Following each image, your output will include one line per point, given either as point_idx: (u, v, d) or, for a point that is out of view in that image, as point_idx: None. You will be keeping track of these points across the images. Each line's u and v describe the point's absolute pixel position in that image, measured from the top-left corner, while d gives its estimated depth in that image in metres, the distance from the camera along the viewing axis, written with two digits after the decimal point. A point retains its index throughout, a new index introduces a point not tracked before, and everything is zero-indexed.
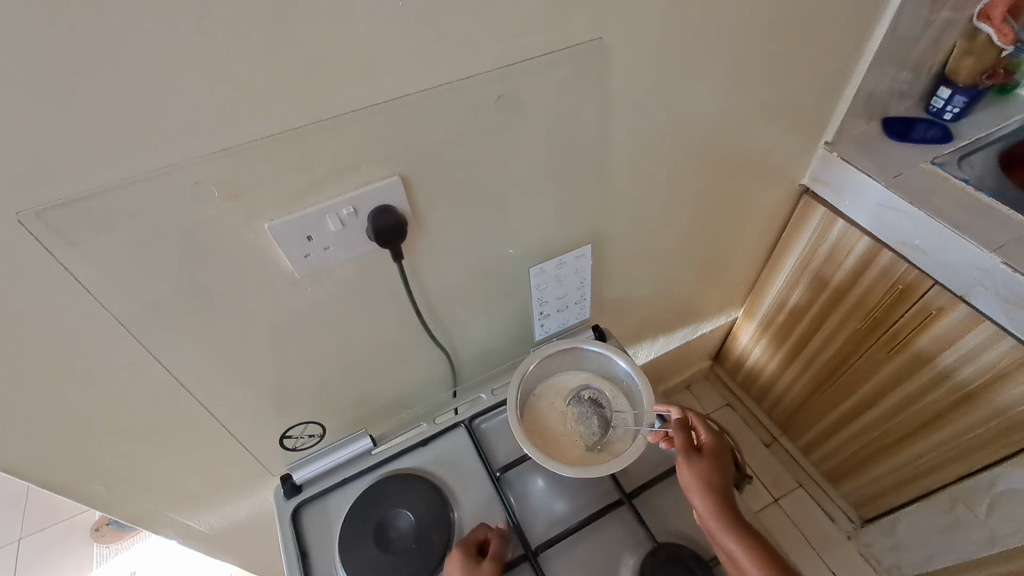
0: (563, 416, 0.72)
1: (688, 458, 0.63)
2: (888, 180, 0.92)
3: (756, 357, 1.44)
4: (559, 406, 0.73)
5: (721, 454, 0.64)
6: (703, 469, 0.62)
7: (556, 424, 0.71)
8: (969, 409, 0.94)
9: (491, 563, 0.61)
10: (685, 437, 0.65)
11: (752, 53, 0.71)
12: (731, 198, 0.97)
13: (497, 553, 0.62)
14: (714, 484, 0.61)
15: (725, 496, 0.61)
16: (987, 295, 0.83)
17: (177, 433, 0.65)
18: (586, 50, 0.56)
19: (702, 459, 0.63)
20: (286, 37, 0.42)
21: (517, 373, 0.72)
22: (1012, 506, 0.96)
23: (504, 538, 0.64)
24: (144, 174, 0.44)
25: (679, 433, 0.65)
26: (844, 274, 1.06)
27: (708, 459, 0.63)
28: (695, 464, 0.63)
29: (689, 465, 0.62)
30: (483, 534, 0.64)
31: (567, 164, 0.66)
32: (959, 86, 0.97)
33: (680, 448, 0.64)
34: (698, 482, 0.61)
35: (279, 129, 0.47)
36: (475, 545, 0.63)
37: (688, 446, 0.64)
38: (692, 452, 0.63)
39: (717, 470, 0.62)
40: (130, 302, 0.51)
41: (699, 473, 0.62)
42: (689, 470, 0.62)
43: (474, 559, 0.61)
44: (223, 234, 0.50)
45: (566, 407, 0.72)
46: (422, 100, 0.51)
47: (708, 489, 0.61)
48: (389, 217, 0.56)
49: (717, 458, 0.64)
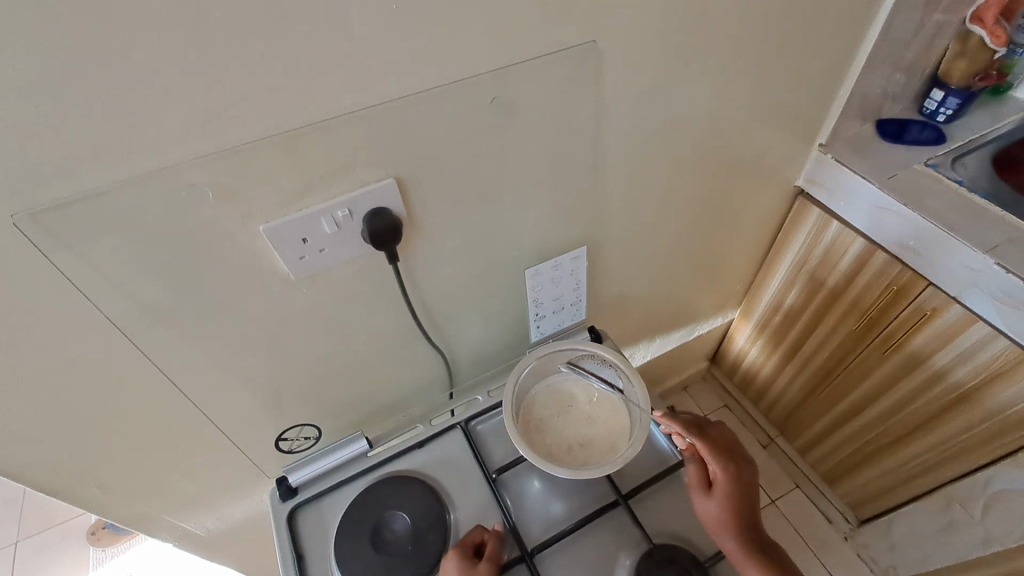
0: (552, 409, 0.72)
1: (703, 494, 0.65)
2: (882, 182, 0.93)
3: (752, 358, 1.44)
4: (553, 401, 0.73)
5: (735, 484, 0.65)
6: (717, 506, 0.64)
7: (541, 414, 0.72)
8: (963, 410, 0.95)
9: (487, 563, 0.61)
10: (697, 472, 0.67)
11: (746, 55, 0.72)
12: (726, 199, 0.97)
13: (495, 553, 0.62)
14: (731, 518, 0.63)
15: (743, 528, 0.63)
16: (982, 296, 0.83)
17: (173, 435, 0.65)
18: (580, 53, 0.57)
19: (717, 495, 0.65)
20: (281, 37, 0.42)
21: (525, 359, 0.75)
22: (1008, 507, 0.96)
23: (500, 539, 0.64)
24: (138, 177, 0.44)
25: (692, 468, 0.67)
26: (839, 275, 1.06)
27: (724, 493, 0.65)
28: (709, 500, 0.65)
29: (704, 500, 0.65)
30: (480, 536, 0.64)
31: (562, 166, 0.67)
32: (953, 89, 0.98)
33: (693, 487, 0.66)
34: (715, 519, 0.63)
35: (272, 132, 0.47)
36: (472, 546, 0.63)
37: (702, 482, 0.66)
38: (705, 490, 0.66)
39: (731, 503, 0.64)
40: (125, 305, 0.51)
41: (715, 507, 0.64)
42: (704, 507, 0.65)
43: (471, 560, 0.61)
44: (217, 236, 0.50)
45: (559, 404, 0.73)
46: (416, 103, 0.51)
47: (727, 525, 0.62)
48: (383, 219, 0.56)
49: (731, 489, 0.65)
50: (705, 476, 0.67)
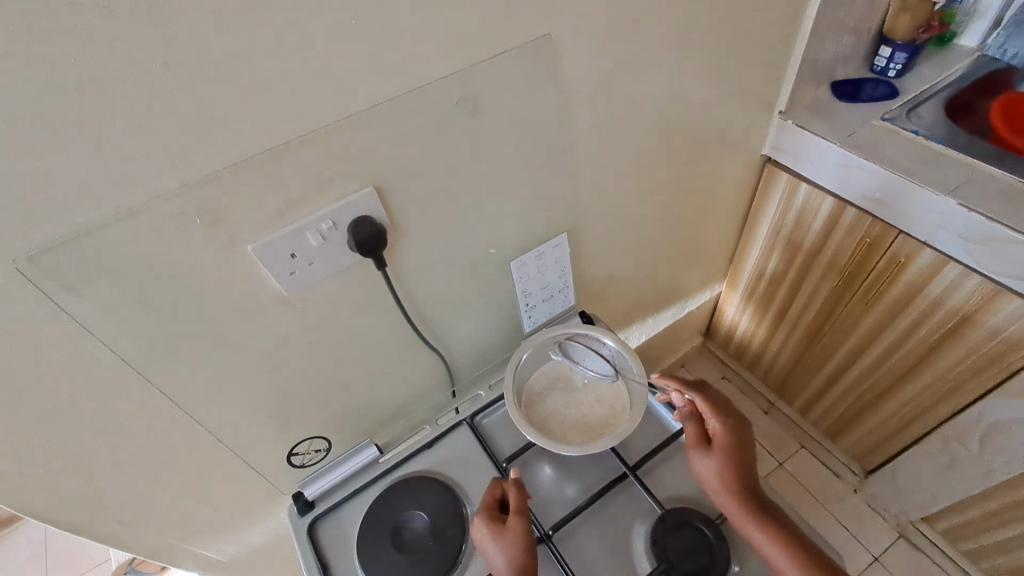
0: (556, 384, 0.76)
1: (702, 452, 0.67)
2: (843, 140, 0.96)
3: (744, 327, 1.47)
4: (558, 375, 0.77)
5: (733, 441, 0.67)
6: (715, 462, 0.65)
7: (546, 386, 0.75)
8: (945, 351, 0.99)
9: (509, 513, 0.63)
10: (696, 431, 0.69)
11: (696, 33, 0.75)
12: (697, 173, 1.00)
13: (513, 501, 0.64)
14: (729, 475, 0.64)
15: (742, 485, 0.63)
16: (948, 237, 0.87)
17: (187, 463, 0.67)
18: (536, 47, 0.59)
19: (714, 452, 0.66)
20: (248, 62, 0.44)
21: (533, 338, 0.78)
22: (1003, 437, 0.99)
23: (518, 484, 0.66)
24: (129, 209, 0.45)
25: (690, 426, 0.69)
26: (814, 236, 1.10)
27: (721, 450, 0.66)
28: (707, 457, 0.66)
29: (703, 459, 0.66)
30: (497, 492, 0.66)
31: (533, 157, 0.69)
32: (899, 44, 1.02)
33: (691, 444, 0.68)
34: (713, 476, 0.64)
35: (250, 152, 0.48)
36: (494, 503, 0.65)
37: (700, 440, 0.68)
38: (702, 447, 0.67)
39: (730, 460, 0.65)
40: (127, 336, 0.52)
41: (713, 464, 0.65)
42: (703, 465, 0.66)
43: (495, 517, 0.63)
44: (208, 262, 0.52)
45: (564, 379, 0.76)
46: (386, 111, 0.53)
47: (723, 480, 0.64)
48: (367, 227, 0.58)
49: (729, 446, 0.66)
50: (702, 434, 0.68)
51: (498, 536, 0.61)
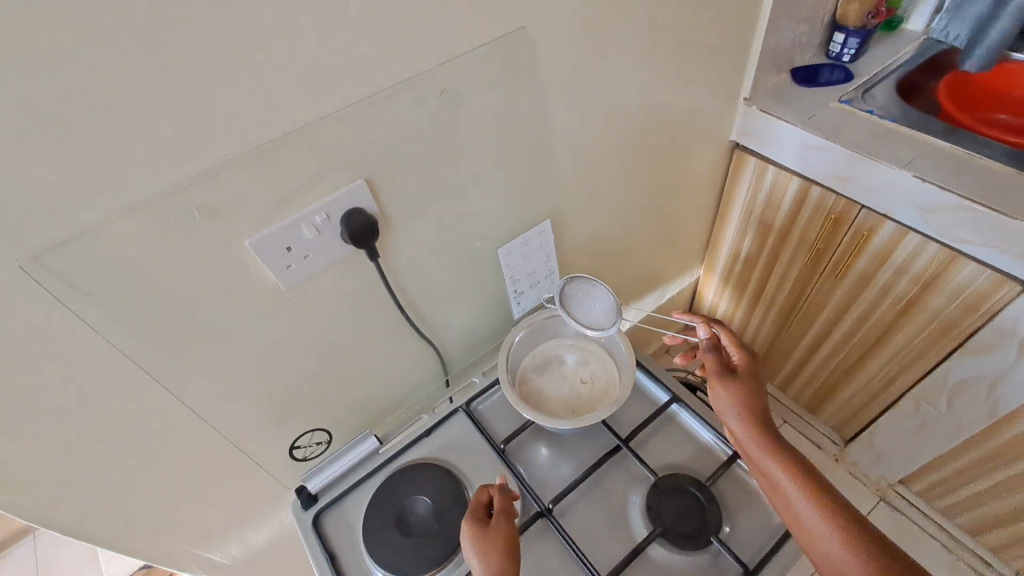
0: (560, 356, 0.81)
1: (721, 379, 0.70)
2: (804, 123, 1.02)
3: (723, 309, 1.52)
4: (560, 348, 0.81)
5: (753, 375, 0.70)
6: (734, 389, 0.68)
7: (542, 368, 0.79)
8: (911, 317, 1.04)
9: (498, 515, 0.63)
10: (718, 360, 0.72)
11: (662, 23, 0.78)
12: (671, 160, 1.04)
13: (502, 504, 0.64)
14: (746, 403, 0.67)
15: (758, 412, 0.66)
16: (907, 208, 0.93)
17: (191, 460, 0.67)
18: (512, 40, 0.62)
19: (734, 379, 0.69)
20: (239, 62, 0.45)
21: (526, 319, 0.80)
22: (967, 395, 1.04)
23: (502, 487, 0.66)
24: (128, 207, 0.46)
25: (713, 356, 0.72)
26: (784, 216, 1.15)
27: (740, 379, 0.70)
28: (727, 384, 0.69)
29: (723, 386, 0.69)
30: (485, 495, 0.66)
31: (514, 147, 0.72)
32: (851, 30, 1.08)
33: (712, 370, 0.71)
34: (731, 401, 0.67)
35: (244, 149, 0.49)
36: (481, 507, 0.65)
37: (721, 368, 0.71)
38: (724, 373, 0.70)
39: (749, 388, 0.68)
40: (129, 334, 0.53)
41: (732, 390, 0.68)
42: (722, 391, 0.69)
43: (482, 519, 0.62)
44: (206, 258, 0.53)
45: (566, 352, 0.81)
46: (372, 105, 0.55)
47: (740, 402, 0.67)
48: (360, 218, 0.60)
49: (749, 378, 0.69)
50: (725, 365, 0.72)
51: (485, 538, 0.60)
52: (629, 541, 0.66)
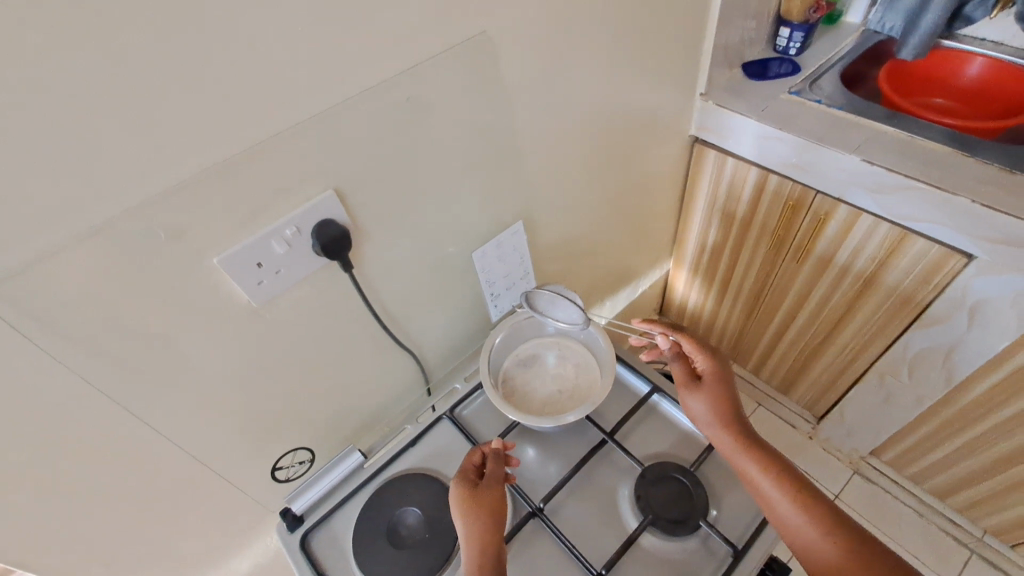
0: (542, 356, 0.82)
1: (690, 391, 0.71)
2: (759, 115, 1.05)
3: (694, 300, 1.56)
4: (541, 348, 0.82)
5: (719, 377, 0.71)
6: (703, 399, 0.70)
7: (522, 367, 0.80)
8: (869, 295, 1.09)
9: (488, 481, 0.65)
10: (683, 371, 0.73)
11: (618, 24, 0.80)
12: (635, 157, 1.06)
13: (493, 470, 0.66)
14: (716, 411, 0.68)
15: (730, 417, 0.67)
16: (858, 191, 0.97)
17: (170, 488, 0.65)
18: (473, 45, 0.62)
19: (701, 388, 0.71)
20: (199, 75, 0.44)
21: (504, 321, 0.80)
22: (926, 365, 1.09)
23: (494, 455, 0.68)
24: (88, 231, 0.44)
25: (678, 367, 0.74)
26: (745, 205, 1.19)
27: (708, 385, 0.71)
28: (696, 395, 0.70)
29: (693, 398, 0.71)
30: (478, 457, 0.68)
31: (482, 151, 0.72)
32: (795, 24, 1.13)
33: (680, 383, 0.72)
34: (703, 413, 0.69)
35: (207, 165, 0.48)
36: (473, 467, 0.68)
37: (688, 379, 0.72)
38: (691, 385, 0.71)
39: (717, 395, 0.69)
40: (96, 363, 0.51)
41: (702, 400, 0.70)
42: (693, 403, 0.70)
43: (472, 482, 0.65)
44: (176, 279, 0.51)
45: (547, 351, 0.82)
46: (337, 115, 0.54)
47: (712, 412, 0.68)
48: (332, 230, 0.59)
49: (716, 383, 0.70)
50: (691, 374, 0.73)
51: (473, 500, 0.63)
52: (621, 532, 0.67)
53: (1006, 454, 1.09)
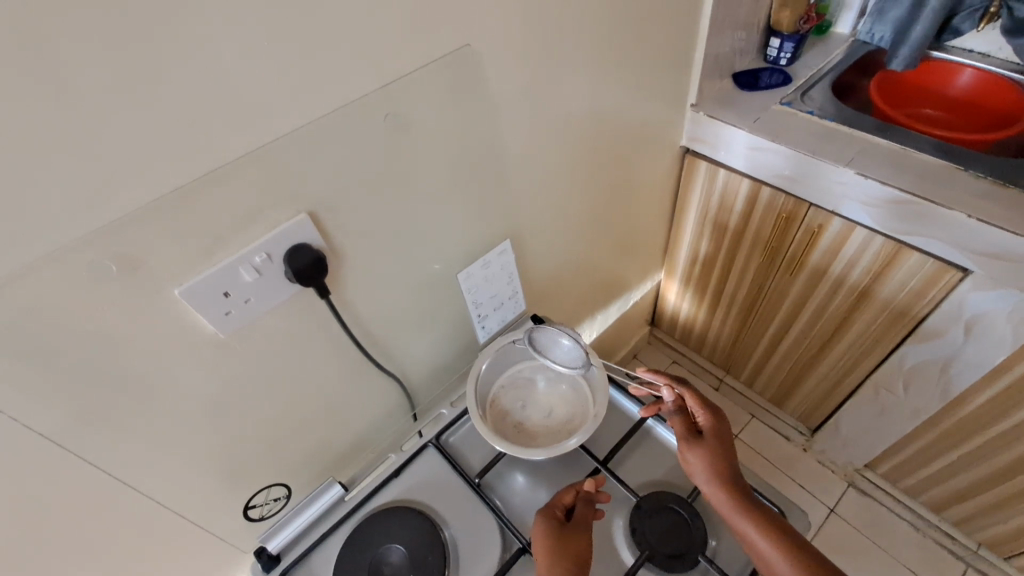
0: (532, 381, 0.79)
1: (689, 445, 0.67)
2: (751, 126, 1.04)
3: (685, 312, 1.54)
4: (535, 367, 0.79)
5: (719, 435, 0.67)
6: (702, 455, 0.65)
7: (510, 391, 0.78)
8: (865, 307, 1.07)
9: (576, 526, 0.61)
10: (684, 424, 0.69)
11: (605, 34, 0.78)
12: (624, 169, 1.04)
13: (583, 516, 0.62)
14: (717, 468, 0.64)
15: (731, 478, 0.63)
16: (853, 205, 0.96)
17: (135, 529, 0.62)
18: (456, 58, 0.59)
19: (701, 443, 0.67)
20: (154, 94, 0.40)
21: (492, 345, 0.77)
22: (922, 379, 1.07)
23: (586, 499, 0.63)
24: (27, 267, 0.40)
25: (678, 420, 0.70)
26: (738, 216, 1.16)
27: (708, 441, 0.67)
28: (696, 450, 0.66)
29: (692, 452, 0.66)
30: (569, 497, 0.64)
31: (466, 168, 0.69)
32: (785, 35, 1.12)
33: (680, 437, 0.68)
34: (702, 468, 0.65)
35: (163, 192, 0.44)
36: (561, 505, 0.64)
37: (687, 433, 0.68)
38: (691, 439, 0.67)
39: (718, 452, 0.65)
40: (41, 406, 0.46)
41: (701, 456, 0.65)
42: (692, 458, 0.66)
43: (559, 522, 0.61)
44: (130, 314, 0.47)
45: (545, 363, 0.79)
46: (310, 135, 0.51)
47: (712, 470, 0.64)
48: (305, 254, 0.55)
49: (717, 441, 0.67)
50: (690, 428, 0.69)
51: (558, 544, 0.59)
52: (618, 568, 0.63)
53: (1002, 467, 1.07)
